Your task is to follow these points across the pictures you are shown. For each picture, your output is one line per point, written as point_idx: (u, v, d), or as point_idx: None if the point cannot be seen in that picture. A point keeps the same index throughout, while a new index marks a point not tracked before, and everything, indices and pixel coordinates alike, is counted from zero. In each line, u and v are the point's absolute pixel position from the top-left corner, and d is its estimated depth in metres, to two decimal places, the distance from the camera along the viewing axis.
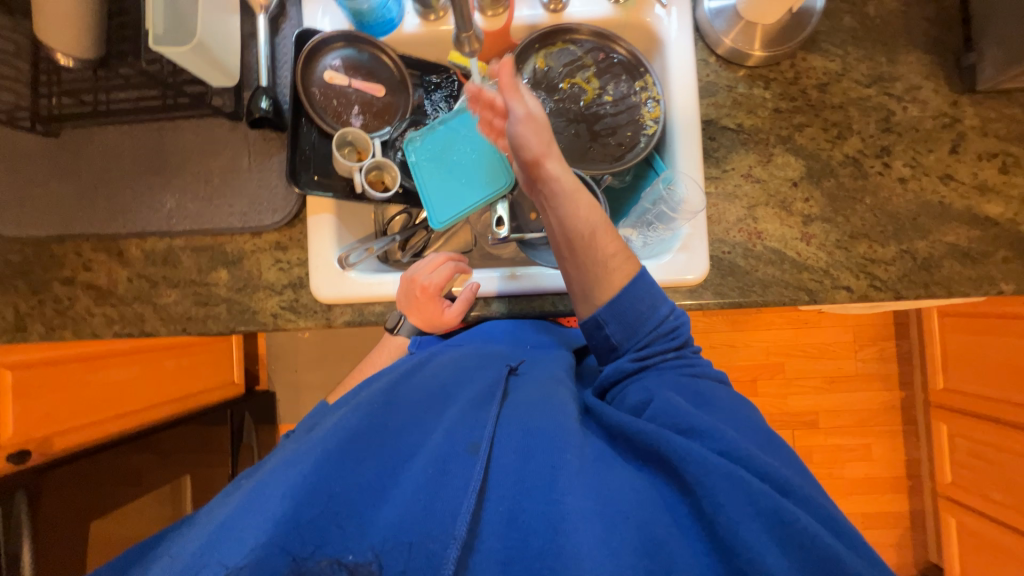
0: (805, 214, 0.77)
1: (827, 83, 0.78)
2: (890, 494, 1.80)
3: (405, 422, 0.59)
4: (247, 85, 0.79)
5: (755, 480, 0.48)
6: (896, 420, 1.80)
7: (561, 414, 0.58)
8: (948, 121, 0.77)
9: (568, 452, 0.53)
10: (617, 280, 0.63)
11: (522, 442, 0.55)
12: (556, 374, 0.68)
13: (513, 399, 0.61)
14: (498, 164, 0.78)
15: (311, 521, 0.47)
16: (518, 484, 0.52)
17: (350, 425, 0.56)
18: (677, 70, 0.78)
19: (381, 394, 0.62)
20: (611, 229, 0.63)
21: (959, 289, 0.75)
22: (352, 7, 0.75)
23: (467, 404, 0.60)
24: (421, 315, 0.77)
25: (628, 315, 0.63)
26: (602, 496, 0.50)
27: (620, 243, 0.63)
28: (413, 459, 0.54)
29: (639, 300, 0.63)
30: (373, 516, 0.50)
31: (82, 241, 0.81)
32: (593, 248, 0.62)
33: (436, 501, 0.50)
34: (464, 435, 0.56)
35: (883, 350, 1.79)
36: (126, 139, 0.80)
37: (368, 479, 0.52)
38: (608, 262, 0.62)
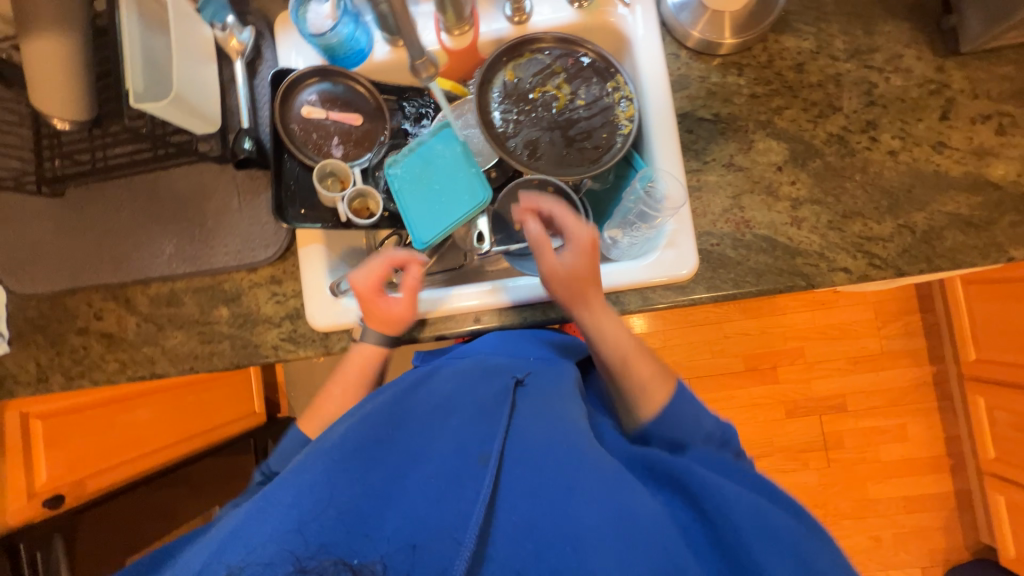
0: (793, 198, 0.75)
1: (802, 63, 0.76)
2: (932, 475, 1.71)
3: (411, 432, 0.59)
4: (231, 128, 0.82)
5: (782, 520, 0.53)
6: (930, 396, 1.72)
7: (574, 429, 0.60)
8: (936, 86, 0.74)
9: (583, 468, 0.55)
10: (657, 399, 0.66)
11: (536, 456, 0.56)
12: (561, 388, 0.68)
13: (522, 410, 0.62)
14: (475, 180, 0.78)
15: (315, 523, 0.47)
16: (531, 495, 0.53)
17: (356, 436, 0.56)
18: (646, 67, 0.77)
19: (387, 404, 0.62)
20: (646, 355, 0.70)
21: (965, 260, 0.72)
22: (323, 44, 0.77)
23: (473, 413, 0.61)
24: (377, 320, 0.75)
25: (674, 426, 0.64)
26: (619, 513, 0.51)
27: (656, 368, 0.69)
28: (420, 465, 0.55)
29: (683, 411, 0.65)
30: (378, 523, 0.49)
31: (92, 292, 0.85)
32: (628, 374, 0.69)
33: (448, 511, 0.51)
34: (474, 446, 0.56)
35: (907, 325, 1.72)
36: (124, 192, 0.84)
37: (374, 487, 0.52)
38: (645, 385, 0.68)
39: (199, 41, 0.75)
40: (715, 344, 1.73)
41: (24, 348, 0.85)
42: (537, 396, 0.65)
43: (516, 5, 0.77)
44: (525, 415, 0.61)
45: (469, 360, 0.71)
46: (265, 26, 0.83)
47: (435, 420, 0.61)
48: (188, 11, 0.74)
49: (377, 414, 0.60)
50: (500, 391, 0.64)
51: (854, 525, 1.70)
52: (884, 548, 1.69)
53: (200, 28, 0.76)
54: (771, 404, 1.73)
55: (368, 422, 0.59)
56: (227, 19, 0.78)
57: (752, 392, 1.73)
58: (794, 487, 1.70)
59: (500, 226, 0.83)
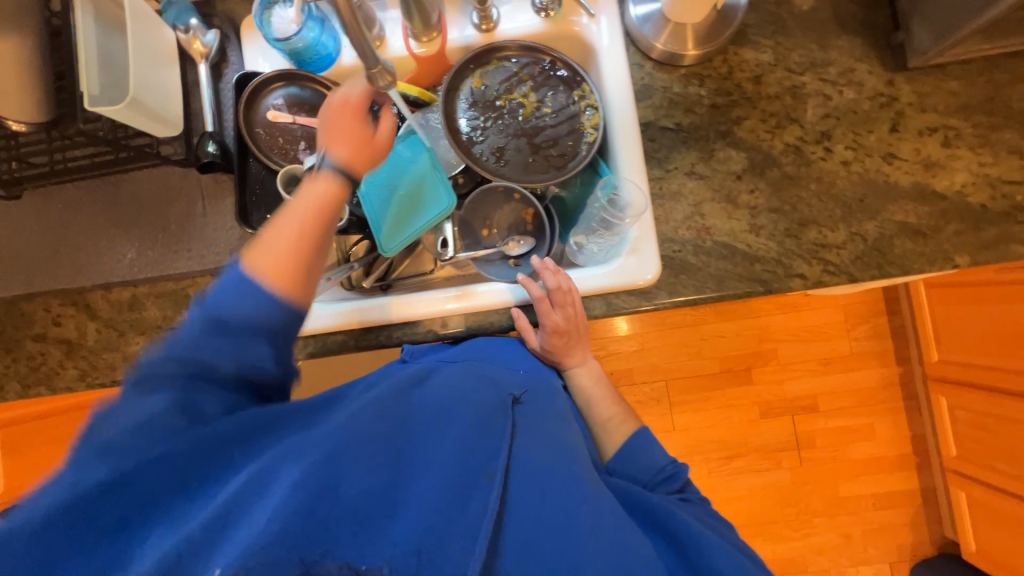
0: (752, 206, 0.77)
1: (760, 74, 0.79)
2: (900, 473, 1.76)
3: (419, 432, 0.55)
4: (195, 131, 0.81)
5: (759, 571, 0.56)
6: (897, 396, 1.77)
7: (570, 453, 0.61)
8: (885, 99, 0.78)
9: (585, 499, 0.55)
10: (617, 437, 0.77)
11: (538, 476, 0.56)
12: (554, 409, 0.69)
13: (522, 430, 0.61)
14: (438, 186, 0.78)
15: (319, 520, 0.43)
16: (535, 519, 0.53)
17: (358, 430, 0.50)
18: (611, 76, 0.79)
19: (390, 398, 0.56)
20: (613, 398, 0.82)
21: (914, 267, 0.75)
22: (288, 48, 0.76)
23: (476, 424, 0.58)
24: (341, 143, 0.61)
25: (630, 461, 0.72)
26: (617, 548, 0.52)
27: (620, 410, 0.80)
28: (427, 469, 0.52)
29: (642, 452, 0.72)
30: (385, 531, 0.46)
31: (50, 297, 0.83)
32: (596, 413, 0.81)
33: (458, 527, 0.48)
34: (480, 459, 0.54)
35: (875, 327, 1.77)
36: (87, 196, 0.83)
37: (383, 489, 0.48)
38: (608, 423, 0.79)
39: (159, 45, 0.75)
40: (691, 346, 1.76)
41: None
42: (534, 416, 0.65)
43: (482, 14, 0.78)
44: (525, 435, 0.61)
45: (464, 365, 0.69)
46: (230, 29, 0.83)
47: (439, 425, 0.57)
48: (150, 15, 0.75)
49: (383, 407, 0.54)
50: (501, 403, 0.62)
51: (826, 522, 1.73)
52: (855, 545, 1.72)
53: (161, 31, 0.76)
54: (746, 404, 1.75)
55: (370, 413, 0.53)
56: (189, 21, 0.78)
57: (727, 393, 1.75)
58: (768, 486, 1.73)
59: (466, 231, 0.86)
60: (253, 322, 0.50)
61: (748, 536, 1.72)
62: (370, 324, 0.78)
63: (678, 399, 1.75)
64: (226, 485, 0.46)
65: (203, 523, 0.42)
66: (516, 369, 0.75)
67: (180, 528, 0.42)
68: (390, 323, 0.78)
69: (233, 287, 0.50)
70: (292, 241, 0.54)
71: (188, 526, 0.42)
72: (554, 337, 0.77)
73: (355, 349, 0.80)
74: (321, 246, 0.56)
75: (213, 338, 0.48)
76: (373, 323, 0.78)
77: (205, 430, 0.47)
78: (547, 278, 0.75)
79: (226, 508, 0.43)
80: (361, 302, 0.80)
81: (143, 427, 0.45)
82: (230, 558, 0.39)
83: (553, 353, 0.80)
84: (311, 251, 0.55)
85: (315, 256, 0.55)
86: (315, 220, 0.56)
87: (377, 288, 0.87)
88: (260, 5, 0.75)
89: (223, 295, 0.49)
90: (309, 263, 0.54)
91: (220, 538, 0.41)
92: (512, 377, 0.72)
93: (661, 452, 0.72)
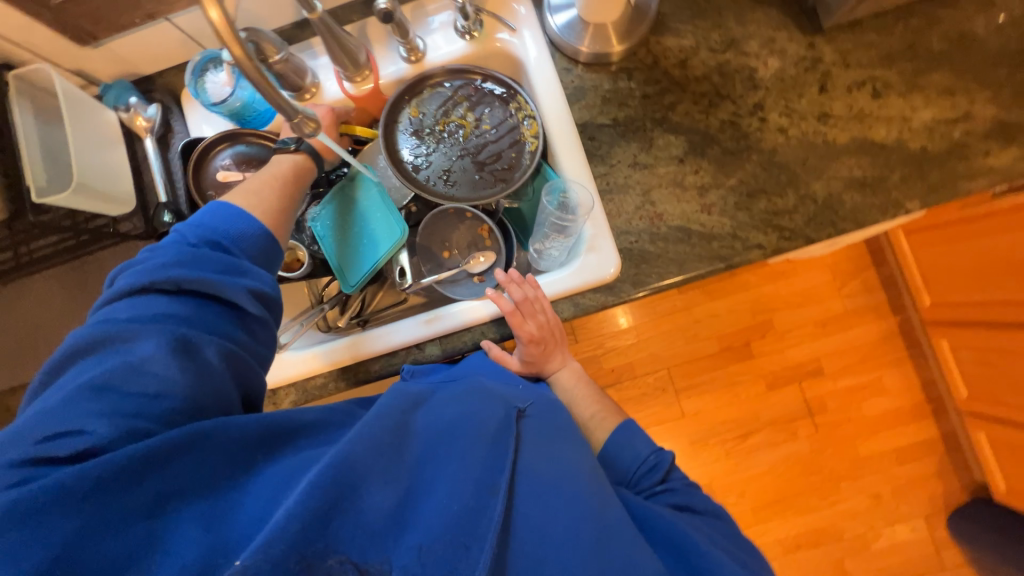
0: (699, 186, 0.78)
1: (685, 59, 0.81)
2: (918, 423, 1.73)
3: (436, 439, 0.53)
4: (151, 204, 0.83)
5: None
6: (900, 346, 1.76)
7: (577, 475, 0.57)
8: (810, 62, 0.79)
9: (591, 506, 0.54)
10: (600, 434, 0.77)
11: (546, 494, 0.53)
12: (562, 424, 0.66)
13: (528, 443, 0.58)
14: (391, 217, 0.80)
15: (324, 524, 0.43)
16: (540, 536, 0.51)
17: (367, 447, 0.48)
18: (541, 85, 0.81)
19: (397, 413, 0.53)
20: (595, 397, 0.81)
21: (869, 221, 0.75)
22: (227, 110, 0.80)
23: (484, 440, 0.53)
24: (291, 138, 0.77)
25: (617, 461, 0.72)
26: (622, 563, 0.51)
27: (602, 407, 0.80)
28: (442, 478, 0.50)
29: (628, 447, 0.73)
30: (391, 544, 0.45)
31: (29, 388, 0.83)
32: (578, 413, 0.80)
33: (463, 542, 0.47)
34: (485, 473, 0.51)
35: (865, 281, 1.77)
36: (50, 282, 0.82)
37: (392, 503, 0.47)
38: (590, 421, 0.79)
39: (101, 127, 0.78)
40: (687, 329, 1.75)
41: None
42: (541, 433, 0.61)
43: (408, 46, 0.80)
44: (532, 449, 0.57)
45: (466, 382, 0.65)
46: (171, 101, 0.85)
47: (448, 439, 0.53)
48: (86, 101, 0.77)
49: (396, 417, 0.53)
50: (507, 418, 0.58)
51: (853, 485, 1.69)
52: (886, 504, 1.68)
53: (102, 114, 0.79)
54: (751, 379, 1.74)
55: (378, 428, 0.50)
56: (129, 99, 0.82)
57: (730, 371, 1.74)
58: (788, 458, 1.70)
59: (427, 256, 0.87)
60: (245, 244, 0.59)
61: (777, 512, 1.68)
62: (349, 363, 0.79)
63: (683, 385, 1.73)
64: (255, 485, 0.45)
65: (247, 524, 0.42)
66: (516, 386, 0.73)
67: (215, 524, 0.41)
68: (366, 358, 0.78)
69: (226, 212, 0.59)
70: (268, 188, 0.66)
71: (213, 522, 0.42)
72: (529, 347, 0.77)
73: (336, 390, 0.80)
74: (292, 196, 0.68)
75: (210, 254, 0.55)
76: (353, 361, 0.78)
77: (231, 420, 0.46)
78: (513, 291, 0.76)
79: (262, 511, 0.43)
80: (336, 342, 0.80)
81: (151, 357, 0.47)
82: (248, 550, 0.40)
83: (533, 363, 0.80)
84: (285, 198, 0.67)
85: (287, 203, 0.67)
86: (284, 176, 0.69)
87: (354, 325, 0.87)
88: (192, 74, 0.79)
89: (214, 220, 0.58)
90: (283, 208, 0.66)
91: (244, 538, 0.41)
92: (517, 393, 0.69)
93: (643, 442, 0.73)
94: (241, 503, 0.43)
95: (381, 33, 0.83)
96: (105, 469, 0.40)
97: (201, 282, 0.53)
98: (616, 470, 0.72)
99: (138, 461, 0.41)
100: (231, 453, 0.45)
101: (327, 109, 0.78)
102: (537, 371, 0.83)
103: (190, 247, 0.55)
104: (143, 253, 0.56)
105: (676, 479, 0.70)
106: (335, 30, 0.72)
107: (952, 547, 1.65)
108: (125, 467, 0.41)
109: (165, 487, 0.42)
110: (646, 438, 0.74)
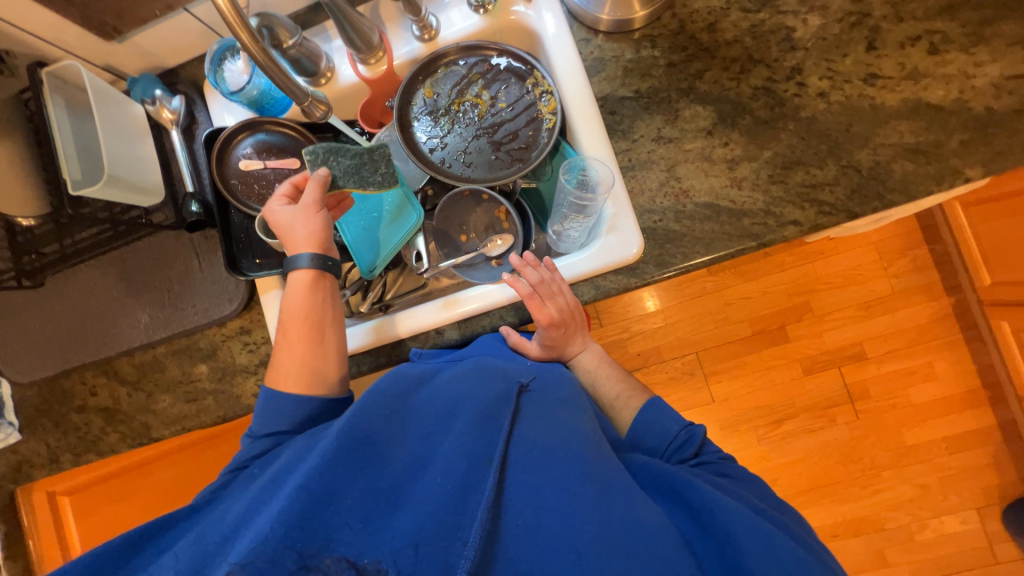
0: (729, 159, 0.73)
1: (714, 22, 0.75)
2: (972, 410, 1.62)
3: (420, 426, 0.58)
4: (180, 196, 0.86)
5: (789, 545, 0.51)
6: (953, 329, 1.63)
7: (578, 436, 0.58)
8: (855, 18, 0.73)
9: (591, 476, 0.53)
10: (627, 415, 0.75)
11: (544, 463, 0.55)
12: (566, 397, 0.68)
13: (526, 416, 0.61)
14: (404, 200, 0.83)
15: (315, 516, 0.45)
16: (537, 501, 0.52)
17: (363, 430, 0.53)
18: (558, 57, 0.77)
19: (395, 397, 0.60)
20: (618, 378, 0.80)
21: (921, 189, 0.68)
22: (245, 98, 0.81)
23: (478, 416, 0.58)
24: (288, 249, 0.67)
25: (643, 438, 0.71)
26: (624, 521, 0.50)
27: (626, 387, 0.78)
28: (431, 466, 0.53)
29: (652, 422, 0.71)
30: (386, 522, 0.48)
31: (81, 371, 0.89)
32: (603, 396, 0.79)
33: (456, 516, 0.49)
34: (479, 447, 0.54)
35: (916, 259, 1.64)
36: (96, 273, 0.88)
37: (385, 482, 0.51)
38: (615, 403, 0.77)
39: (130, 120, 0.81)
40: (716, 313, 1.68)
41: (32, 433, 0.90)
42: (542, 403, 0.65)
43: (421, 24, 0.78)
44: (528, 421, 0.60)
45: (471, 360, 0.71)
46: (194, 93, 0.87)
47: (440, 423, 0.59)
48: (116, 94, 0.80)
49: (383, 402, 0.58)
50: (507, 391, 0.63)
51: (896, 475, 1.60)
52: (933, 494, 1.59)
53: (130, 106, 0.82)
54: (786, 364, 1.66)
55: (375, 412, 0.56)
56: (154, 93, 0.85)
57: (763, 355, 1.67)
58: (825, 446, 1.63)
59: (444, 241, 0.87)
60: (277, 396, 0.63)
61: (812, 500, 1.62)
62: (369, 346, 0.79)
63: (713, 370, 1.68)
64: (243, 500, 0.51)
65: (222, 533, 0.47)
66: (522, 361, 0.75)
67: (201, 539, 0.47)
68: (387, 341, 0.79)
69: (264, 400, 0.63)
70: (289, 353, 0.65)
71: (202, 539, 0.48)
72: (553, 329, 0.74)
73: (359, 374, 0.81)
74: (313, 344, 0.65)
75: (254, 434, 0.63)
76: (373, 344, 0.79)
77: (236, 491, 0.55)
78: (529, 273, 0.74)
79: (233, 521, 0.48)
80: (358, 326, 0.80)
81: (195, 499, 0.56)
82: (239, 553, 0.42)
83: (554, 347, 0.78)
84: (305, 354, 0.65)
85: (312, 353, 0.65)
86: (294, 325, 0.65)
87: (377, 310, 0.84)
88: (211, 64, 0.80)
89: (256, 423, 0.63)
90: (312, 364, 0.65)
91: (230, 542, 0.45)
92: (519, 366, 0.73)
93: (672, 418, 0.71)
94: (227, 517, 0.49)
95: (394, 12, 0.81)
96: (106, 548, 0.47)
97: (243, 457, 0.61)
98: (644, 448, 0.70)
99: (143, 530, 0.50)
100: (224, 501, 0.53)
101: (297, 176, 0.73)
102: (558, 355, 0.81)
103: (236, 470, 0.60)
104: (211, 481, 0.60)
105: (710, 453, 0.67)
106: (347, 11, 0.70)
107: (1008, 542, 1.55)
108: (134, 535, 0.49)
109: (166, 547, 0.49)
110: (676, 415, 0.72)
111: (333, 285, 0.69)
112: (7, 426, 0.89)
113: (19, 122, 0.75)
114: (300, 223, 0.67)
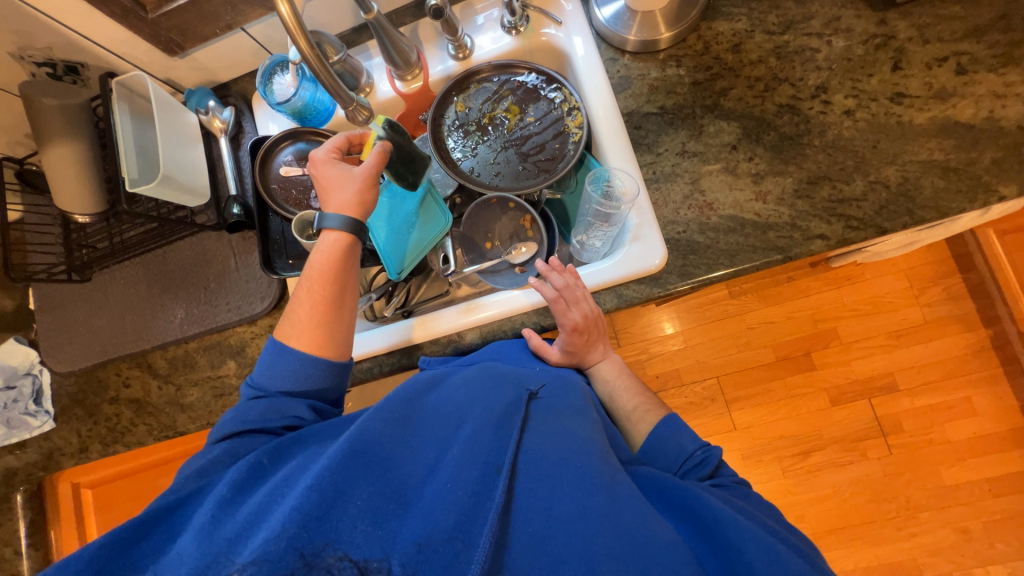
0: (754, 173, 0.74)
1: (738, 43, 0.78)
2: (1016, 451, 1.52)
3: (430, 430, 0.56)
4: (222, 199, 0.91)
5: (805, 571, 0.49)
6: (991, 363, 1.55)
7: (589, 446, 0.56)
8: (881, 40, 0.74)
9: (601, 487, 0.51)
10: (642, 428, 0.73)
11: (554, 472, 0.53)
12: (576, 406, 0.65)
13: (535, 424, 0.58)
14: (431, 204, 0.85)
15: (321, 518, 0.44)
16: (547, 512, 0.50)
17: (372, 435, 0.51)
18: (586, 75, 0.80)
19: (404, 403, 0.57)
20: (636, 390, 0.79)
21: (951, 206, 0.68)
22: (290, 109, 0.86)
23: (489, 424, 0.55)
24: (329, 205, 0.69)
25: (657, 454, 0.68)
26: (633, 536, 0.48)
27: (643, 400, 0.77)
28: (440, 470, 0.51)
29: (667, 438, 0.69)
30: (395, 526, 0.46)
31: (116, 363, 0.92)
32: (619, 407, 0.77)
33: (466, 524, 0.47)
34: (489, 453, 0.53)
35: (949, 288, 1.58)
36: (140, 269, 0.92)
37: (397, 486, 0.49)
38: (631, 415, 0.75)
39: (185, 127, 0.88)
40: (738, 337, 1.64)
41: (65, 422, 0.92)
42: (552, 412, 0.62)
43: (456, 44, 0.83)
44: (538, 429, 0.57)
45: (478, 366, 0.68)
46: (243, 104, 0.94)
47: (449, 428, 0.56)
48: (174, 103, 0.86)
49: (392, 408, 0.56)
50: (517, 401, 0.60)
51: (935, 517, 1.50)
52: (976, 541, 1.48)
53: (185, 115, 0.88)
54: (813, 393, 1.60)
55: (383, 418, 0.54)
56: (208, 104, 0.91)
57: (789, 383, 1.61)
58: (857, 482, 1.54)
59: (470, 247, 0.90)
60: (285, 360, 0.64)
61: (844, 541, 1.52)
62: (390, 347, 0.80)
63: (735, 395, 1.62)
64: (250, 498, 0.49)
65: (230, 531, 0.45)
66: (532, 367, 0.73)
67: (208, 534, 0.45)
68: (410, 344, 0.80)
69: (273, 359, 0.64)
70: (307, 311, 0.65)
71: (208, 533, 0.45)
72: (576, 333, 0.74)
73: (380, 375, 0.82)
74: (334, 306, 0.66)
75: (255, 402, 0.62)
76: (396, 345, 0.79)
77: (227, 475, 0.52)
78: (554, 278, 0.74)
79: (238, 521, 0.46)
80: (382, 328, 0.81)
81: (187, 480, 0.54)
82: (249, 551, 0.42)
83: (574, 354, 0.78)
84: (321, 314, 0.65)
85: (328, 314, 0.66)
86: (316, 283, 0.66)
87: (400, 316, 0.86)
88: (262, 77, 0.86)
89: (263, 378, 0.64)
90: (329, 325, 0.66)
91: (242, 539, 0.44)
92: (531, 373, 0.70)
93: (688, 437, 0.68)
94: (235, 513, 0.47)
95: (431, 32, 0.86)
96: (112, 535, 0.46)
97: (244, 427, 0.60)
98: (656, 466, 0.68)
99: (152, 514, 0.48)
100: (226, 483, 0.51)
101: (357, 133, 0.76)
102: (577, 363, 0.81)
103: (221, 445, 0.58)
104: (197, 463, 0.57)
105: (725, 476, 0.65)
106: (389, 30, 0.75)
107: None
108: (144, 519, 0.48)
109: (176, 534, 0.48)
110: (692, 434, 0.69)
111: (358, 251, 0.70)
112: (43, 415, 0.91)
113: (86, 126, 0.82)
114: (351, 186, 0.69)
